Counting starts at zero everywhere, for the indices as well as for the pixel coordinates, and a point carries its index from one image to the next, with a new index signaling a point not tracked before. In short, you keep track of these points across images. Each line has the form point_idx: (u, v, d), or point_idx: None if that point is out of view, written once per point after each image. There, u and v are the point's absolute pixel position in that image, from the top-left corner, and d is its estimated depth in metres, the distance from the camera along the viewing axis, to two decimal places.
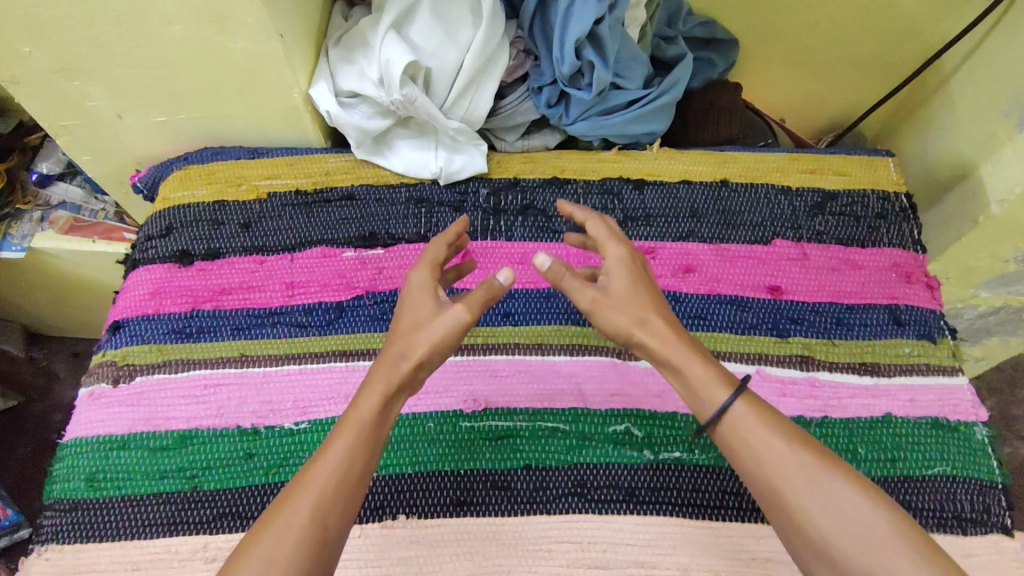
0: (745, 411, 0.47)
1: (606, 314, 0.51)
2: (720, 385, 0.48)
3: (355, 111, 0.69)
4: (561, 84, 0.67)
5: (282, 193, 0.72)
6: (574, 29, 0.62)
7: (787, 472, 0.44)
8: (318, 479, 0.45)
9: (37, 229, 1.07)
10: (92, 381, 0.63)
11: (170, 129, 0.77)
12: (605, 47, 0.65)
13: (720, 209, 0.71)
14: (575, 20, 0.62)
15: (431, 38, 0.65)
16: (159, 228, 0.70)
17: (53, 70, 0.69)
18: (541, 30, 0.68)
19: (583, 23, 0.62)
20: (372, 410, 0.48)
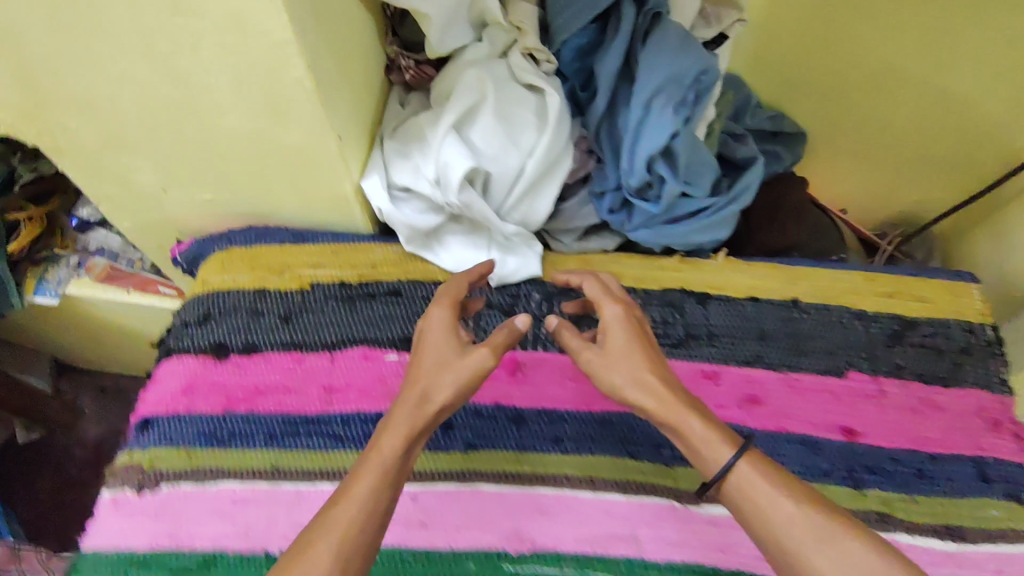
0: (749, 470, 0.46)
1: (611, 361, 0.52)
2: (721, 443, 0.48)
3: (408, 205, 0.65)
4: (627, 195, 0.63)
5: (324, 283, 0.69)
6: (647, 145, 0.58)
7: (795, 528, 0.43)
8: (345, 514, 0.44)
9: (73, 275, 1.06)
10: (116, 485, 0.60)
11: (213, 206, 0.74)
12: (678, 161, 0.60)
13: (790, 332, 0.65)
14: (648, 136, 0.58)
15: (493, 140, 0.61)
16: (196, 316, 0.68)
17: (100, 146, 0.67)
18: (607, 133, 0.64)
19: (657, 140, 0.58)
20: (399, 441, 0.47)
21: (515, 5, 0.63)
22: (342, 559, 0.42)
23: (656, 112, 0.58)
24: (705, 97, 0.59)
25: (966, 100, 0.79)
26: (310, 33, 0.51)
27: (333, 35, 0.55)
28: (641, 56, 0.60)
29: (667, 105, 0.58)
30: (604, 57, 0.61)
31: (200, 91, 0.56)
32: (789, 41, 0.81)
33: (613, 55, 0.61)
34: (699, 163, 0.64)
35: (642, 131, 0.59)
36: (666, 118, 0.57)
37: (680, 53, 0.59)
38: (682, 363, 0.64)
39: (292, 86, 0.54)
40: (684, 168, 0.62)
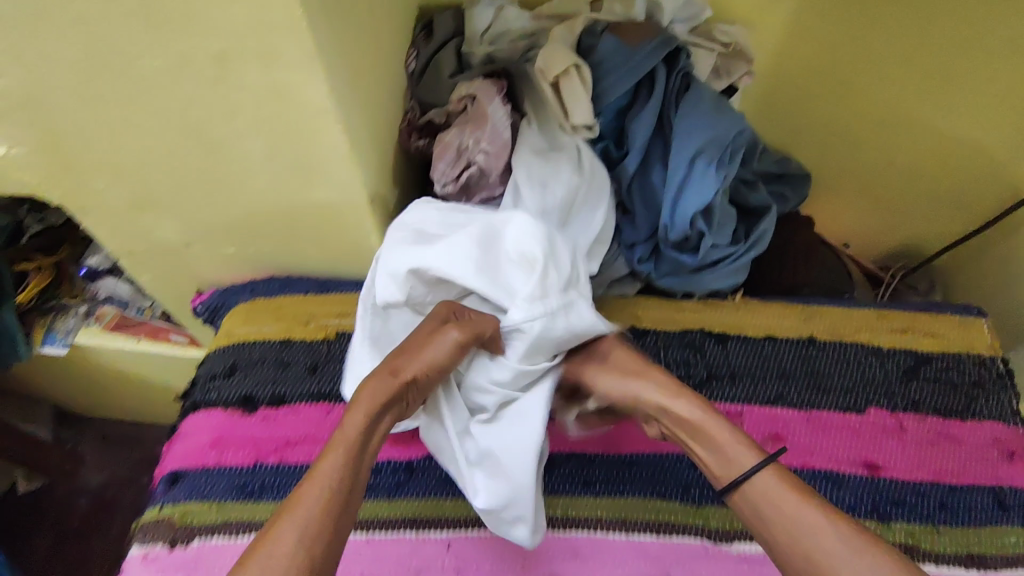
0: (773, 477, 0.50)
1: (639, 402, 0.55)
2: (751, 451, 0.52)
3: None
4: (665, 248, 0.65)
5: (350, 333, 0.70)
6: (694, 202, 0.61)
7: (822, 535, 0.47)
8: (315, 492, 0.47)
9: (82, 324, 1.06)
10: (147, 540, 0.60)
11: (235, 260, 0.75)
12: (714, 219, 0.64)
13: (808, 369, 0.67)
14: (694, 193, 0.61)
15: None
16: (222, 368, 0.68)
17: (125, 204, 0.68)
18: (638, 193, 0.66)
19: (702, 198, 0.61)
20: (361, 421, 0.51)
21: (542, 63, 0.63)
22: (297, 554, 0.44)
23: (698, 171, 0.61)
24: (739, 159, 0.63)
25: (957, 140, 0.83)
26: (344, 99, 0.54)
27: (363, 100, 0.58)
28: (677, 115, 0.63)
29: (709, 166, 0.61)
30: (640, 116, 0.64)
31: (232, 152, 0.59)
32: (787, 86, 0.85)
33: (648, 114, 0.64)
34: (726, 222, 0.67)
35: (685, 188, 0.62)
36: (711, 179, 0.60)
37: (717, 115, 0.63)
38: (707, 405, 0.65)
39: (326, 148, 0.57)
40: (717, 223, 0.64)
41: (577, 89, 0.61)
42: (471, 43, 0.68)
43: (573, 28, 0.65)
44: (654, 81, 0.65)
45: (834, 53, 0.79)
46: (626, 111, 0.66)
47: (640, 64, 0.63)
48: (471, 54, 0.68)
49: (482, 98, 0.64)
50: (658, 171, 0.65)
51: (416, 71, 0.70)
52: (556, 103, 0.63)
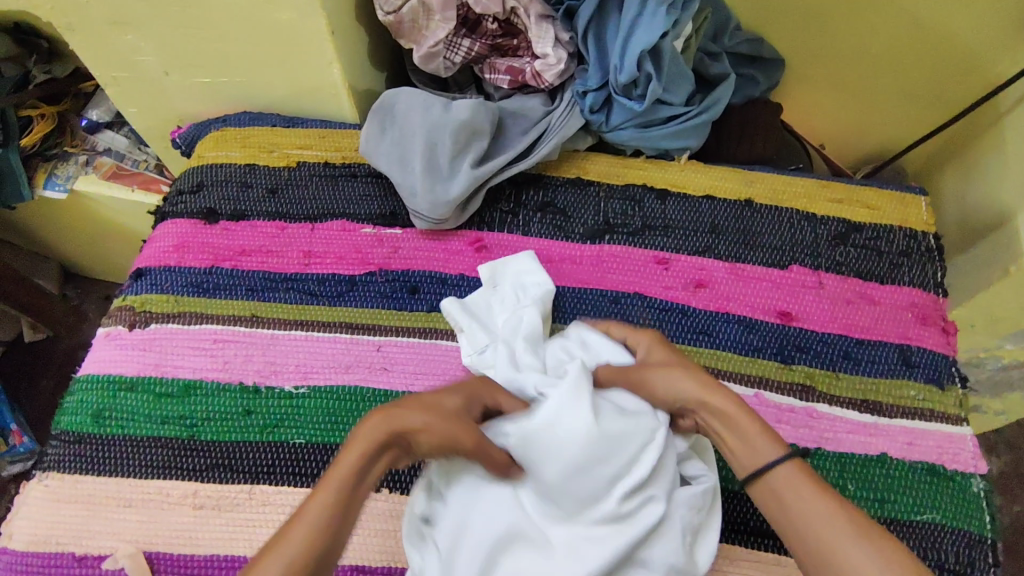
0: (795, 474, 0.46)
1: (665, 382, 0.51)
2: (772, 442, 0.47)
3: (424, 195, 0.64)
4: (616, 93, 0.67)
5: (310, 163, 0.74)
6: (642, 40, 0.62)
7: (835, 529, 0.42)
8: (295, 546, 0.42)
9: (81, 172, 1.12)
10: (110, 323, 0.66)
11: (211, 91, 0.79)
12: (663, 63, 0.65)
13: (741, 228, 0.70)
14: (642, 35, 0.62)
15: (438, 158, 0.65)
16: (190, 185, 0.73)
17: (106, 22, 0.72)
18: (595, 39, 0.68)
19: (649, 39, 0.62)
20: (347, 480, 0.44)
21: None
22: None
23: (649, 12, 0.62)
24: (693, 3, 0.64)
25: (932, 30, 0.82)
26: None
27: None
28: None
29: (660, 7, 0.62)
30: None
31: None
32: None
33: None
34: (678, 74, 0.69)
35: (636, 29, 0.63)
36: (658, 16, 0.62)
37: None
38: (637, 250, 0.69)
39: None
40: (667, 69, 0.66)
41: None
42: None
43: None
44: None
45: None
46: None
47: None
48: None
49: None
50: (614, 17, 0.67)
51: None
52: None
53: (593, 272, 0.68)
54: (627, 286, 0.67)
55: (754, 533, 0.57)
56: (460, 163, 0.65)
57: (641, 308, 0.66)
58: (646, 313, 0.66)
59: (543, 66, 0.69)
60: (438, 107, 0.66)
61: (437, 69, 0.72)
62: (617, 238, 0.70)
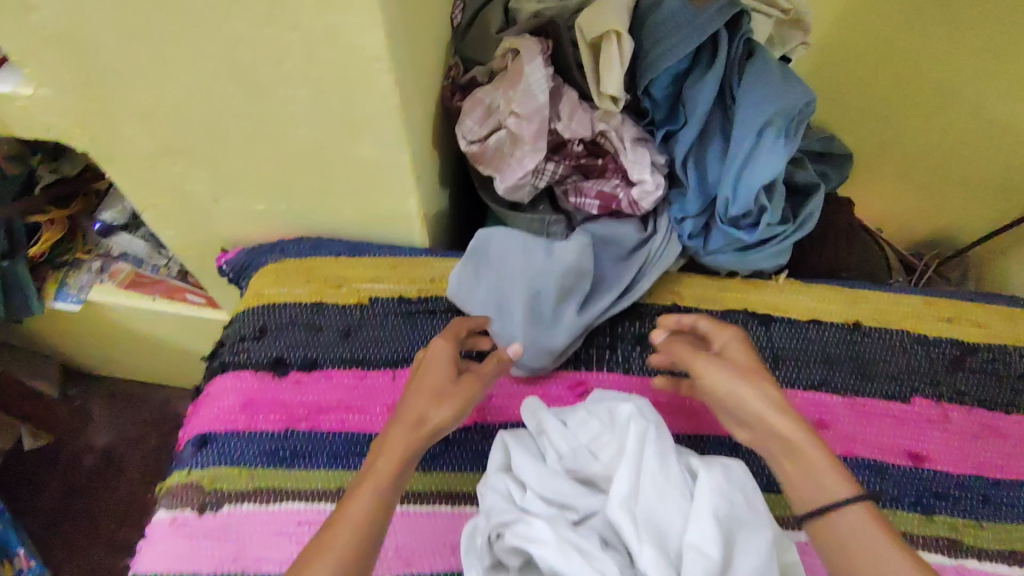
0: (864, 517, 0.46)
1: (731, 394, 0.53)
2: (845, 485, 0.47)
3: (533, 345, 0.61)
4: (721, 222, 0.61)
5: (384, 298, 0.68)
6: (761, 175, 0.57)
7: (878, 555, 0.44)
8: (365, 498, 0.46)
9: (96, 281, 1.04)
10: (175, 505, 0.58)
11: (264, 218, 0.72)
12: (776, 193, 0.60)
13: (853, 355, 0.66)
14: (761, 167, 0.57)
15: (543, 305, 0.62)
16: (252, 330, 0.66)
17: (154, 154, 0.65)
18: (695, 166, 0.62)
19: (769, 174, 0.56)
20: (396, 462, 0.48)
21: (592, 20, 0.59)
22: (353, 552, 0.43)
23: (765, 146, 0.57)
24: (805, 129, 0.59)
25: None
26: (399, 48, 0.51)
27: (414, 52, 0.55)
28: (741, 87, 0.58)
29: (778, 141, 0.57)
30: (701, 86, 0.60)
31: (274, 102, 0.55)
32: None
33: (710, 83, 0.59)
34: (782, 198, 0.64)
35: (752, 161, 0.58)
36: (779, 149, 0.56)
37: (785, 84, 0.58)
38: None
39: (375, 102, 0.53)
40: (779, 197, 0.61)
41: (613, 56, 0.58)
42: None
43: None
44: (717, 47, 0.60)
45: None
46: (686, 81, 0.61)
47: (706, 26, 0.58)
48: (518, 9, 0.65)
49: (523, 56, 0.60)
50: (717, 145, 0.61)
51: (462, 26, 0.66)
52: (591, 69, 0.60)
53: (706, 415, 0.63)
54: None
55: None
56: (565, 308, 0.62)
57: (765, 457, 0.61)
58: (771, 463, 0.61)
59: (641, 194, 0.63)
60: (540, 251, 0.62)
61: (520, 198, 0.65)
62: None
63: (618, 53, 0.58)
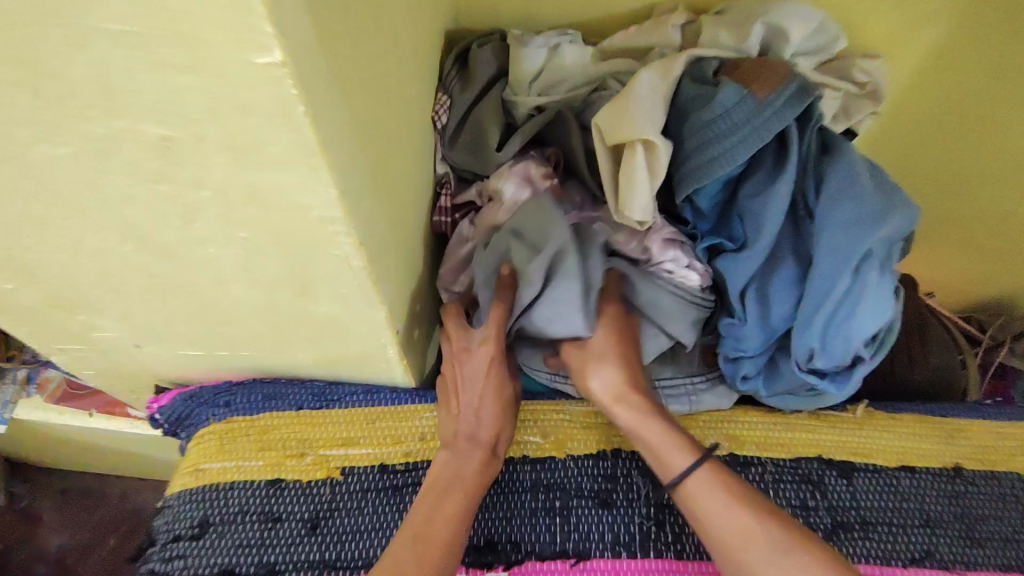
0: (705, 479, 0.45)
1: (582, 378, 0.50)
2: (677, 451, 0.46)
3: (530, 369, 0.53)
4: (799, 368, 0.48)
5: (361, 470, 0.53)
6: (864, 319, 0.45)
7: (754, 541, 0.41)
8: None
9: (21, 393, 0.88)
10: None
11: (204, 362, 0.57)
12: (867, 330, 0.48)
13: (957, 511, 0.53)
14: (865, 311, 0.44)
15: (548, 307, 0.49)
16: (189, 524, 0.51)
17: (47, 306, 0.49)
18: (759, 296, 0.49)
19: (877, 322, 0.45)
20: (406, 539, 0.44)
21: (620, 117, 0.45)
22: None
23: (869, 281, 0.44)
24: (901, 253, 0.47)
25: None
26: (364, 195, 0.36)
27: (387, 185, 0.40)
28: (825, 200, 0.45)
29: (885, 278, 0.45)
30: (769, 196, 0.46)
31: (191, 261, 0.40)
32: (901, 122, 0.68)
33: (781, 194, 0.46)
34: None
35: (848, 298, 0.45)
36: (888, 287, 0.45)
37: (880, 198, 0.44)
38: None
39: (331, 263, 0.39)
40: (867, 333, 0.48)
41: (638, 173, 0.45)
42: (515, 91, 0.55)
43: (668, 68, 0.48)
44: (783, 143, 0.47)
45: (969, 88, 0.62)
46: (744, 187, 0.48)
47: (771, 124, 0.45)
48: (516, 104, 0.55)
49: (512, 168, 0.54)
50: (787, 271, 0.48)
51: (449, 127, 0.55)
52: (609, 185, 0.47)
53: None
54: None
55: None
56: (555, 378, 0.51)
57: None
58: None
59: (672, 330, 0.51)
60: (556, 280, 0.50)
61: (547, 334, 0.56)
62: None
63: (642, 169, 0.44)
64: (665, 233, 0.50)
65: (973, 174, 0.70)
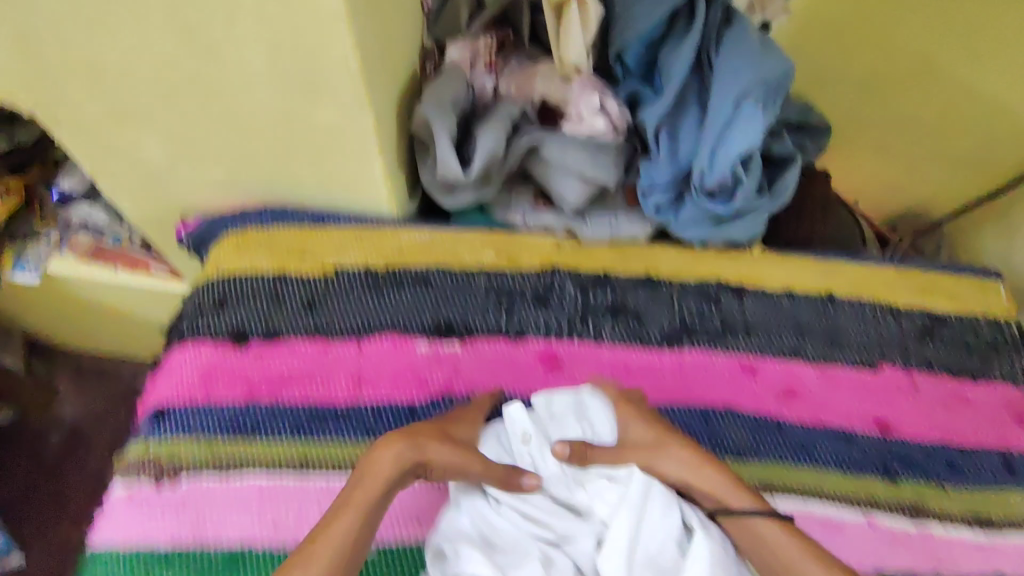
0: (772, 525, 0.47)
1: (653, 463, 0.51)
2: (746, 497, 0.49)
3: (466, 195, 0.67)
4: (697, 193, 0.61)
5: (351, 270, 0.65)
6: (738, 143, 0.56)
7: None
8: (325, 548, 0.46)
9: (54, 252, 1.00)
10: (131, 477, 0.57)
11: (225, 185, 0.70)
12: (753, 165, 0.59)
13: (825, 325, 0.65)
14: (738, 138, 0.56)
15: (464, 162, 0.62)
16: (212, 301, 0.64)
17: (107, 118, 0.62)
18: (669, 135, 0.61)
19: (747, 145, 0.56)
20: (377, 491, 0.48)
21: None
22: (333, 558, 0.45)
23: (744, 114, 0.56)
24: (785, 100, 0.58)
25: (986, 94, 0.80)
26: (358, 3, 0.49)
27: (377, 8, 0.53)
28: (720, 54, 0.58)
29: (757, 110, 0.56)
30: (678, 52, 0.59)
31: (229, 61, 0.53)
32: None
33: (687, 49, 0.59)
34: None
35: (730, 128, 0.57)
36: (758, 119, 0.55)
37: (762, 53, 0.57)
38: (720, 357, 0.63)
39: (335, 61, 0.52)
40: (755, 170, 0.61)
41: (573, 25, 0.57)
42: None
43: None
44: (694, 12, 0.60)
45: None
46: (662, 48, 0.61)
47: None
48: None
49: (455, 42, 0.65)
50: (693, 115, 0.60)
51: (433, 10, 0.67)
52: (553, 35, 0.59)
53: (677, 384, 0.62)
54: (716, 399, 0.61)
55: None
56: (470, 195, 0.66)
57: (734, 424, 0.60)
58: (741, 429, 0.60)
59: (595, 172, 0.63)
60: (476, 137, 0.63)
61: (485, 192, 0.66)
62: (696, 343, 0.64)
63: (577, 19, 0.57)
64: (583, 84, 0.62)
65: None
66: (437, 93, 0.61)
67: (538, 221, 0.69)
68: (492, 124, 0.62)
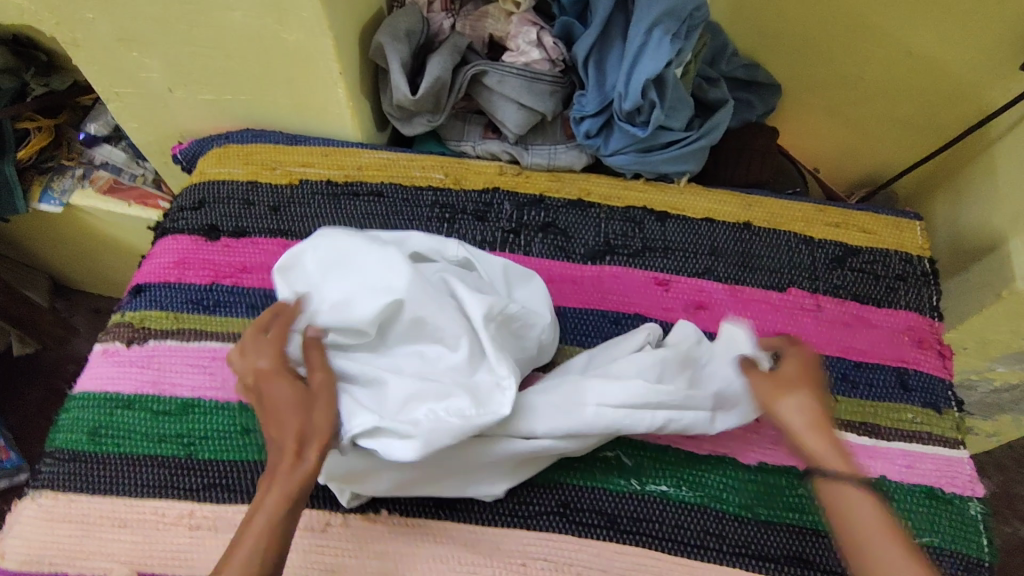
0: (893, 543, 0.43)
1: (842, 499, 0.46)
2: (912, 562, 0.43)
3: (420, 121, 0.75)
4: (619, 117, 0.68)
5: (313, 181, 0.74)
6: (648, 66, 0.64)
7: None
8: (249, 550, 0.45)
9: (77, 185, 1.11)
10: (108, 339, 0.66)
11: (215, 108, 0.79)
12: (667, 91, 0.67)
13: (740, 250, 0.71)
14: (648, 62, 0.64)
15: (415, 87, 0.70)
16: (192, 202, 0.73)
17: (112, 40, 0.71)
18: (596, 65, 0.69)
19: (655, 66, 0.64)
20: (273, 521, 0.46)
21: None
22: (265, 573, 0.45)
23: (654, 41, 0.64)
24: (695, 34, 0.66)
25: (927, 56, 0.84)
26: None
27: None
28: None
29: (666, 38, 0.64)
30: None
31: None
32: None
33: None
34: (680, 105, 0.70)
35: (643, 54, 0.65)
36: (664, 46, 0.63)
37: None
38: (637, 272, 0.69)
39: None
40: (671, 98, 0.68)
41: None
42: None
43: None
44: None
45: None
46: None
47: None
48: None
49: None
50: (616, 47, 0.69)
51: None
52: None
53: (594, 292, 0.69)
54: (629, 306, 0.68)
55: (756, 556, 0.57)
56: (423, 121, 0.74)
57: (641, 328, 0.67)
58: None
59: (532, 100, 0.71)
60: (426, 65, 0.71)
61: (438, 117, 0.74)
62: (617, 259, 0.70)
63: None
64: (522, 19, 0.70)
65: (823, 42, 0.88)
66: (393, 23, 0.69)
67: (485, 147, 0.77)
68: (441, 53, 0.70)
